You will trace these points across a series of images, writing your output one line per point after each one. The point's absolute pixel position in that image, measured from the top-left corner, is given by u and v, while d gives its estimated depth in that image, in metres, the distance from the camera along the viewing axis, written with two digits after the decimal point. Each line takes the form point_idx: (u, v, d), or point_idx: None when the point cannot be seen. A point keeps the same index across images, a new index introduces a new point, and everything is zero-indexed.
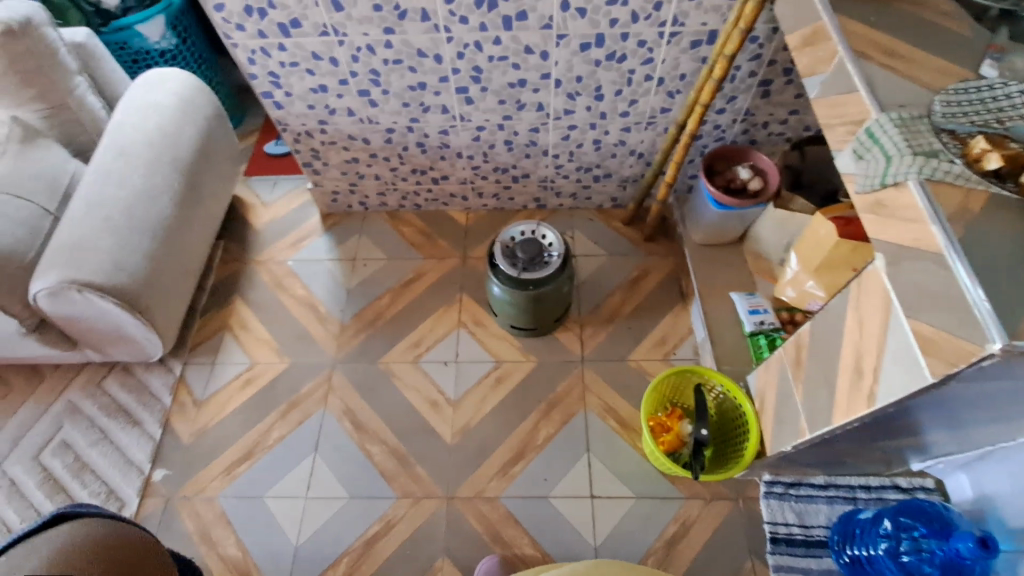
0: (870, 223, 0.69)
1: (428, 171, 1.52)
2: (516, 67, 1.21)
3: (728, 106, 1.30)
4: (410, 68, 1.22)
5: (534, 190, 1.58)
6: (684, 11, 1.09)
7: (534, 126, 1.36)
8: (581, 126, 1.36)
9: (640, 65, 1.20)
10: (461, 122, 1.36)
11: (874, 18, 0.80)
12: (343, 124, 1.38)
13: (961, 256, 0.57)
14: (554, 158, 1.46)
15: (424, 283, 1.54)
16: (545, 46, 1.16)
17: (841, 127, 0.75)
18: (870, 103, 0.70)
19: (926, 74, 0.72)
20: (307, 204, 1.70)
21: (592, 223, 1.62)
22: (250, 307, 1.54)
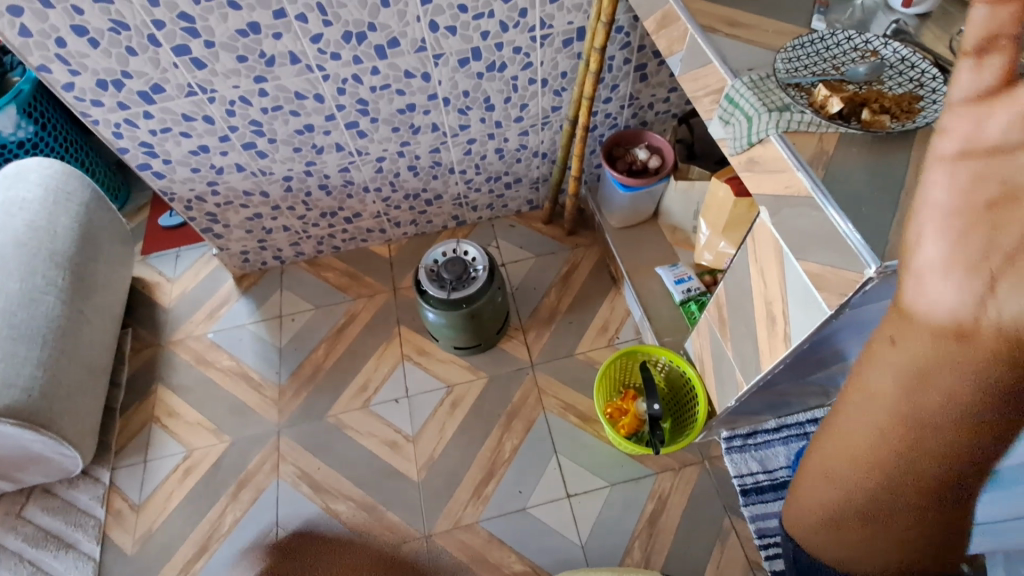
0: (748, 179, 0.74)
1: (338, 212, 1.48)
2: (400, 93, 1.20)
3: (612, 95, 1.36)
4: (292, 112, 1.18)
5: (450, 209, 1.58)
6: (548, 15, 1.12)
7: (433, 147, 1.36)
8: (479, 138, 1.37)
9: (521, 71, 1.23)
10: (359, 157, 1.33)
11: None
12: (235, 181, 1.31)
13: (829, 197, 0.61)
14: (461, 174, 1.46)
15: (358, 327, 1.49)
16: (424, 68, 1.16)
17: (707, 98, 0.81)
18: (724, 71, 0.75)
19: (768, 37, 0.78)
20: (218, 270, 1.62)
21: (514, 229, 1.64)
22: (174, 392, 1.43)
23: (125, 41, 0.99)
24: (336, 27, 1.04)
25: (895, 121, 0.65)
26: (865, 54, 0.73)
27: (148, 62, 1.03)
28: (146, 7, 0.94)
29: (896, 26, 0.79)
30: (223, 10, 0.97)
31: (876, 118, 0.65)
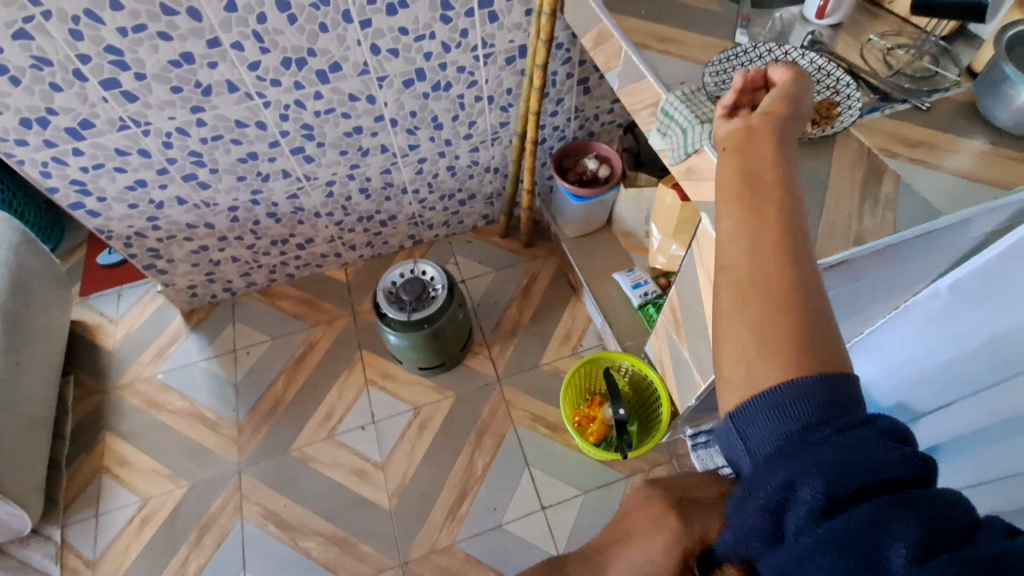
0: (689, 188, 0.77)
1: (290, 238, 1.44)
2: (346, 116, 1.19)
3: (558, 108, 1.39)
4: (234, 140, 1.15)
5: (406, 229, 1.57)
6: (489, 34, 1.14)
7: (384, 168, 1.35)
8: (430, 157, 1.37)
9: (467, 89, 1.24)
10: (308, 183, 1.30)
11: (643, 11, 0.90)
12: (177, 214, 1.26)
13: None
14: (414, 193, 1.46)
15: (318, 355, 1.45)
16: (368, 90, 1.15)
17: (645, 111, 0.84)
18: (657, 86, 0.78)
19: (697, 53, 0.82)
20: (165, 307, 1.55)
21: (471, 244, 1.64)
22: (123, 439, 1.35)
23: (47, 77, 0.94)
24: (275, 54, 1.02)
25: (816, 127, 0.69)
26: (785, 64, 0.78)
27: (74, 97, 0.98)
28: (68, 41, 0.90)
29: (812, 36, 0.85)
30: (153, 41, 0.93)
31: None
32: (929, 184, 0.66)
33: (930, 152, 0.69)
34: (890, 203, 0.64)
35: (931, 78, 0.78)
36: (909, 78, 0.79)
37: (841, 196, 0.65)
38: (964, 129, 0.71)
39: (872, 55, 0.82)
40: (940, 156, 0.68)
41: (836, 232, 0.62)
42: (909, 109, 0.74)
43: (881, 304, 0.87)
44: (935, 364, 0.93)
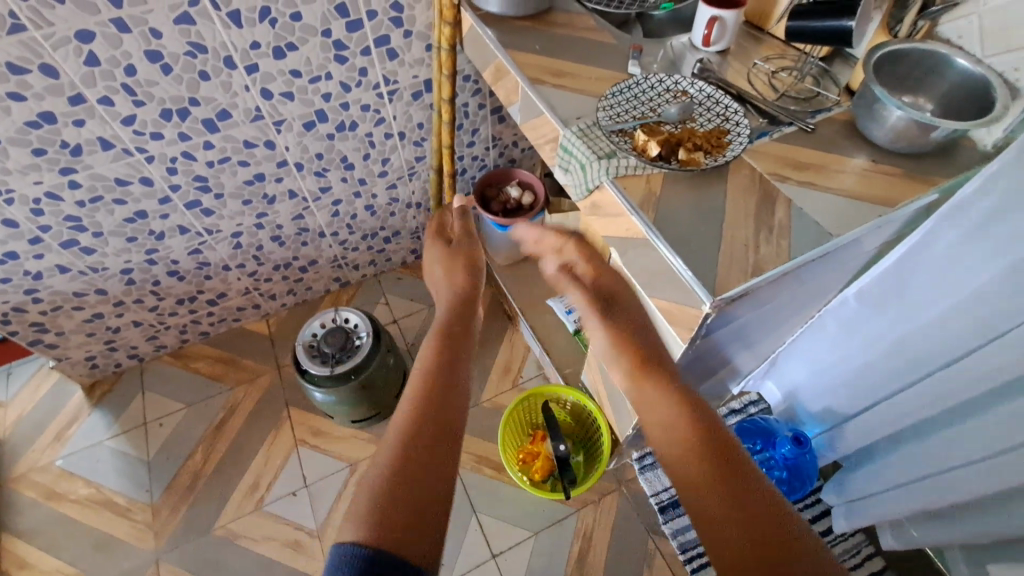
0: (595, 224, 0.75)
1: (199, 295, 1.34)
2: (244, 164, 1.11)
3: (474, 139, 1.36)
4: (116, 200, 1.04)
5: (329, 273, 1.49)
6: (390, 71, 1.10)
7: (295, 214, 1.27)
8: (345, 198, 1.30)
9: (374, 127, 1.18)
10: (210, 236, 1.20)
11: (538, 46, 0.89)
12: (61, 283, 1.14)
13: (662, 237, 0.63)
14: (333, 236, 1.39)
15: (240, 418, 1.35)
16: (265, 136, 1.08)
17: (548, 147, 0.82)
18: (554, 122, 0.77)
19: (591, 85, 0.82)
20: (63, 382, 1.39)
21: (401, 281, 1.58)
22: (17, 540, 1.19)
23: None
24: (151, 107, 0.94)
25: (708, 156, 0.69)
26: (675, 93, 0.78)
27: None
28: None
29: (701, 64, 0.86)
30: (3, 102, 0.84)
31: (691, 156, 0.69)
32: (820, 207, 0.67)
33: (817, 174, 0.70)
34: (784, 229, 0.64)
35: (814, 98, 0.81)
36: (793, 99, 0.81)
37: (737, 225, 0.65)
38: (849, 148, 0.73)
39: (758, 78, 0.85)
40: (828, 178, 0.69)
41: (736, 264, 0.61)
42: (795, 131, 0.75)
43: (796, 317, 0.88)
44: (854, 371, 0.95)
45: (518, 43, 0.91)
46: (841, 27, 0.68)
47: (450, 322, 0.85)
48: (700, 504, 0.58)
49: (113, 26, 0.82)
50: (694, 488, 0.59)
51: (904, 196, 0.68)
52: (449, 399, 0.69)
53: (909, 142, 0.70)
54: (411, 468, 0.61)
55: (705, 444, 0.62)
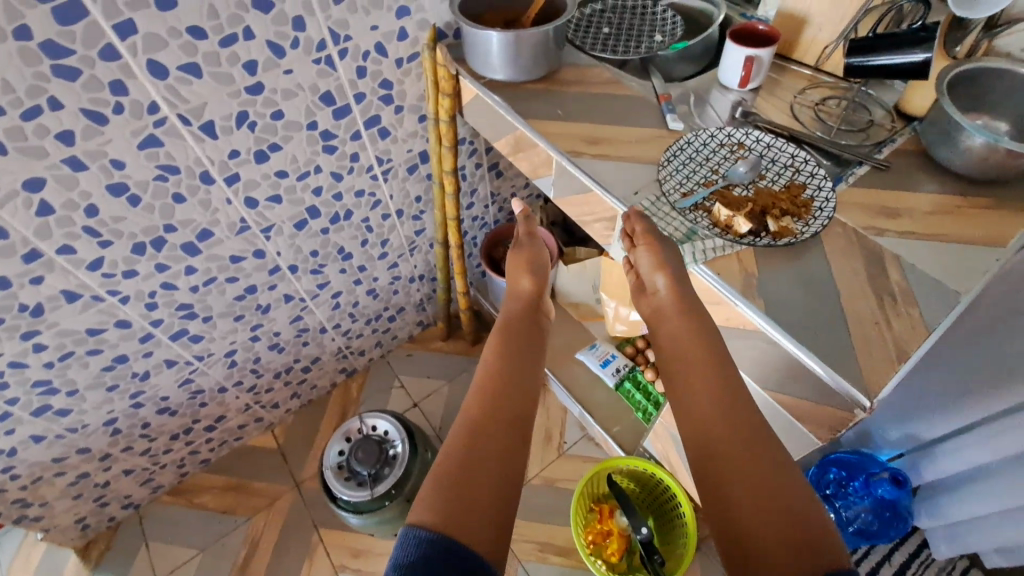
0: None
1: (195, 424, 1.17)
2: (233, 280, 0.97)
3: (473, 199, 1.26)
4: (91, 352, 0.89)
5: (334, 366, 1.34)
6: (383, 150, 0.98)
7: (293, 317, 1.13)
8: (346, 289, 1.17)
9: (371, 211, 1.06)
10: (201, 362, 1.05)
11: (560, 110, 0.80)
12: (34, 454, 0.96)
13: (783, 330, 0.56)
14: (336, 329, 1.25)
15: (265, 554, 1.18)
16: (255, 246, 0.94)
17: (600, 225, 0.73)
18: (612, 202, 0.68)
19: (635, 150, 0.74)
20: (49, 553, 1.19)
21: (412, 358, 1.45)
22: None
23: None
24: (120, 244, 0.79)
25: (798, 221, 0.62)
26: (732, 147, 0.71)
27: None
28: None
29: (741, 107, 0.79)
30: None
31: (782, 225, 0.62)
32: (931, 260, 0.60)
33: (913, 220, 0.64)
34: (907, 296, 0.57)
35: (867, 128, 0.75)
36: (847, 133, 0.75)
37: (856, 300, 0.57)
38: (932, 184, 0.67)
39: (804, 111, 0.78)
40: (926, 223, 0.63)
41: (872, 349, 0.54)
42: (869, 171, 0.69)
43: None
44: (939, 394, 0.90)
45: (536, 108, 0.81)
46: (890, 63, 0.64)
47: (521, 315, 0.82)
48: (706, 459, 0.54)
49: (67, 166, 0.69)
50: (699, 438, 0.55)
51: (1010, 232, 0.62)
52: (517, 386, 0.68)
53: (999, 172, 0.64)
54: (475, 455, 0.60)
55: (724, 390, 0.57)
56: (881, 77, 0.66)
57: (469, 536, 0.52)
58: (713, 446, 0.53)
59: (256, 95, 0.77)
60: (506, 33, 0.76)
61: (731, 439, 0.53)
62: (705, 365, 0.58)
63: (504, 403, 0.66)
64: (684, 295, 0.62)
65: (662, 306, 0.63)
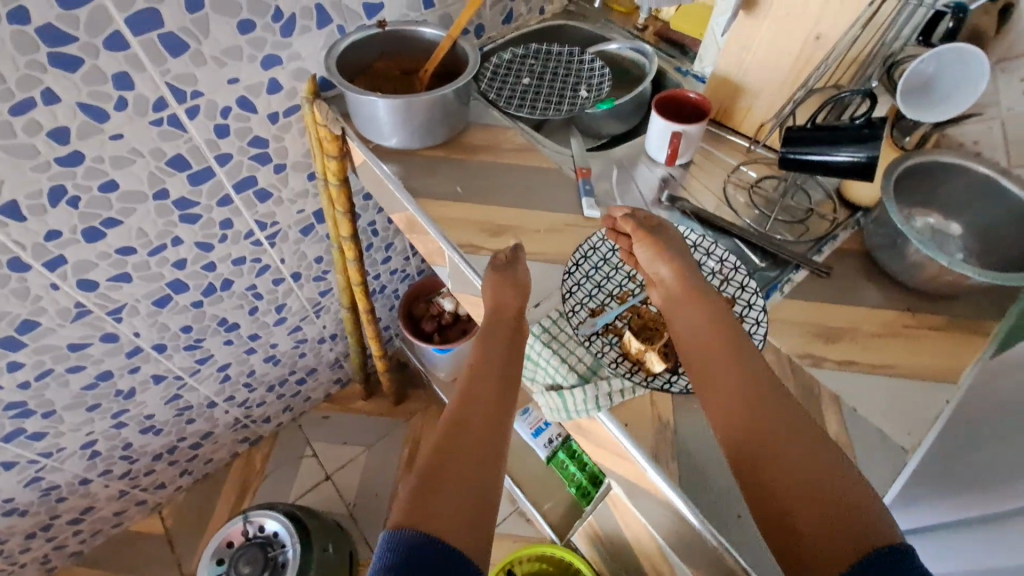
0: (588, 443, 0.55)
1: (55, 520, 1.00)
2: (77, 368, 0.80)
3: (390, 253, 1.12)
4: None
5: (233, 437, 1.18)
6: (265, 213, 0.83)
7: (169, 397, 0.97)
8: (237, 359, 1.02)
9: (258, 277, 0.91)
10: (50, 459, 0.88)
11: (459, 187, 0.68)
12: None
13: (696, 509, 0.45)
14: (230, 400, 1.09)
15: None
16: (102, 330, 0.79)
17: None
18: None
19: (542, 244, 0.62)
20: None
21: (328, 420, 1.30)
22: None
23: None
24: None
25: None
26: None
27: None
28: None
29: (668, 191, 0.68)
30: None
31: None
32: (877, 402, 0.51)
33: (857, 345, 0.54)
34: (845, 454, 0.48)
35: (806, 219, 0.66)
36: (785, 225, 0.65)
37: None
38: (878, 296, 0.58)
39: (739, 193, 0.68)
40: (870, 350, 0.54)
41: None
42: (807, 277, 0.59)
43: None
44: None
45: (432, 182, 0.69)
46: (826, 160, 0.55)
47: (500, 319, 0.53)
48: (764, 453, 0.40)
49: None
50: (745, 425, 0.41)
51: (960, 363, 0.54)
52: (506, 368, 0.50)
53: (950, 289, 0.56)
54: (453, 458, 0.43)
55: (749, 364, 0.45)
56: (817, 175, 0.57)
57: (456, 536, 0.38)
58: (765, 440, 0.40)
59: (72, 167, 0.61)
60: (393, 99, 0.63)
61: (781, 432, 0.40)
62: (727, 341, 0.46)
63: (487, 382, 0.48)
64: (695, 281, 0.50)
65: (670, 295, 0.51)
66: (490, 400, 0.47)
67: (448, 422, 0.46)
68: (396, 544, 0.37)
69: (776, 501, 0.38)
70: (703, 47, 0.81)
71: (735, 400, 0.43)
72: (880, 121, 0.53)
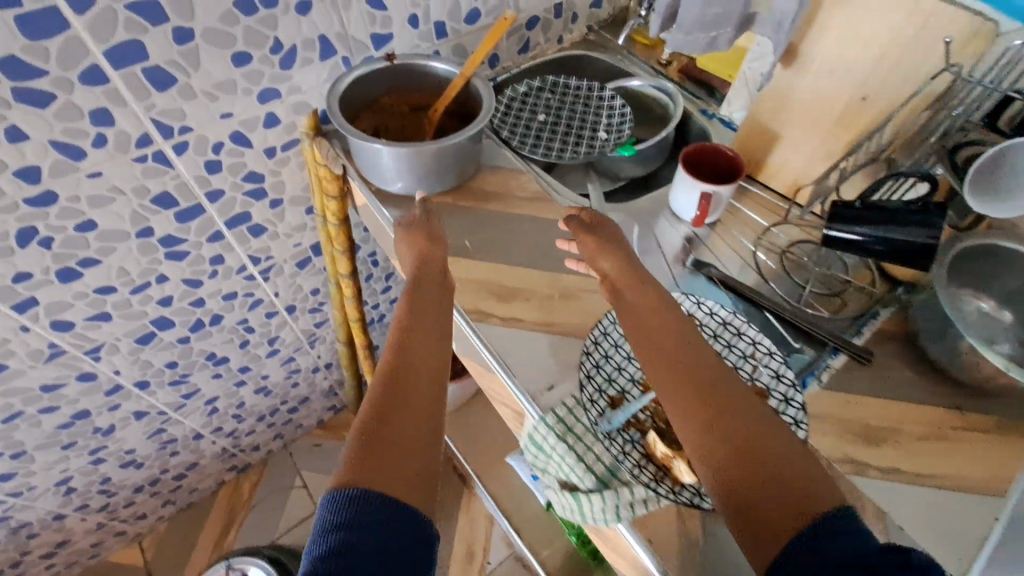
0: (604, 545, 0.50)
1: (27, 555, 0.95)
2: (51, 408, 0.75)
3: (391, 282, 1.07)
4: None
5: (220, 467, 1.13)
6: (259, 248, 0.78)
7: (151, 431, 0.91)
8: (225, 392, 0.96)
9: (249, 311, 0.86)
10: (20, 497, 0.83)
11: (468, 240, 0.62)
12: None
13: None
14: (217, 432, 1.04)
15: None
16: (78, 369, 0.73)
17: (506, 411, 0.56)
18: (520, 396, 0.51)
19: (559, 313, 0.56)
20: None
21: (320, 449, 1.25)
22: None
23: None
24: None
25: None
26: None
27: None
28: None
29: (693, 258, 0.63)
30: None
31: None
32: (923, 520, 0.46)
33: (900, 451, 0.50)
34: None
35: (842, 291, 0.61)
36: (820, 299, 0.60)
37: None
38: (924, 389, 0.53)
39: (772, 260, 0.63)
40: (915, 458, 0.49)
41: None
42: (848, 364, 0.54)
43: None
44: None
45: (440, 232, 0.63)
46: (871, 245, 0.52)
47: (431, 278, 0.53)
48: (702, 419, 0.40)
49: None
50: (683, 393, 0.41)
51: (1015, 475, 0.49)
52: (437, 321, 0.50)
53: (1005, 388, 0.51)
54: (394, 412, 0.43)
55: (681, 332, 0.45)
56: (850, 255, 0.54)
57: (403, 488, 0.39)
58: (699, 399, 0.41)
59: (44, 207, 0.56)
60: (397, 146, 0.58)
61: (714, 394, 0.41)
62: (663, 313, 0.47)
63: (423, 345, 0.47)
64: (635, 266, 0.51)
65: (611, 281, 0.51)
66: (429, 360, 0.46)
67: (386, 373, 0.45)
68: (337, 514, 0.36)
69: (724, 477, 0.37)
70: (732, 91, 0.75)
71: (671, 364, 0.43)
72: (943, 223, 0.49)
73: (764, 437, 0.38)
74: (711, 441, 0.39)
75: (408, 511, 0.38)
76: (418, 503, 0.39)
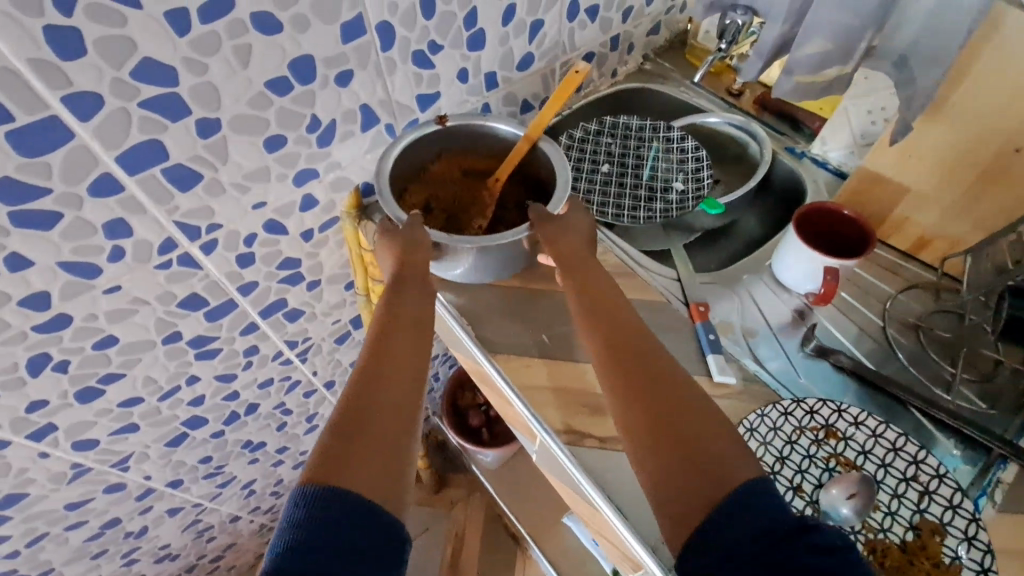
0: None
1: None
2: (78, 523, 0.68)
3: None
4: None
5: (258, 542, 1.05)
6: (296, 332, 0.69)
7: (186, 524, 0.84)
8: (262, 474, 0.88)
9: (286, 395, 0.77)
10: None
11: (547, 336, 0.54)
12: None
13: None
14: (255, 512, 0.96)
15: None
16: (104, 483, 0.65)
17: (612, 544, 0.49)
18: (638, 548, 0.43)
19: None
20: None
21: None
22: None
23: None
24: None
25: None
26: (818, 436, 0.47)
27: None
28: None
29: (818, 342, 0.54)
30: None
31: None
32: None
33: None
34: None
35: (996, 375, 0.52)
36: (972, 387, 0.52)
37: None
38: None
39: (903, 343, 0.55)
40: None
41: None
42: None
43: None
44: None
45: (514, 327, 0.55)
46: None
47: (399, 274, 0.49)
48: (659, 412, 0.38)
49: None
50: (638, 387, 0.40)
51: None
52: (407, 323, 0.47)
53: None
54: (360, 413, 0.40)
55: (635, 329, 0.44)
56: None
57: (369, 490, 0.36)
58: (657, 394, 0.39)
59: (56, 332, 0.48)
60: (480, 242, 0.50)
61: (671, 388, 0.39)
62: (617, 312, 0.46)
63: (388, 345, 0.45)
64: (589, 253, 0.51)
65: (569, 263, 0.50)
66: (393, 357, 0.44)
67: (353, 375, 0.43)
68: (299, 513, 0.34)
69: (683, 466, 0.35)
70: (827, 126, 0.65)
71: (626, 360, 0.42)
72: None
73: (717, 433, 0.37)
74: (651, 434, 0.37)
75: (368, 512, 0.35)
76: (384, 507, 0.36)
